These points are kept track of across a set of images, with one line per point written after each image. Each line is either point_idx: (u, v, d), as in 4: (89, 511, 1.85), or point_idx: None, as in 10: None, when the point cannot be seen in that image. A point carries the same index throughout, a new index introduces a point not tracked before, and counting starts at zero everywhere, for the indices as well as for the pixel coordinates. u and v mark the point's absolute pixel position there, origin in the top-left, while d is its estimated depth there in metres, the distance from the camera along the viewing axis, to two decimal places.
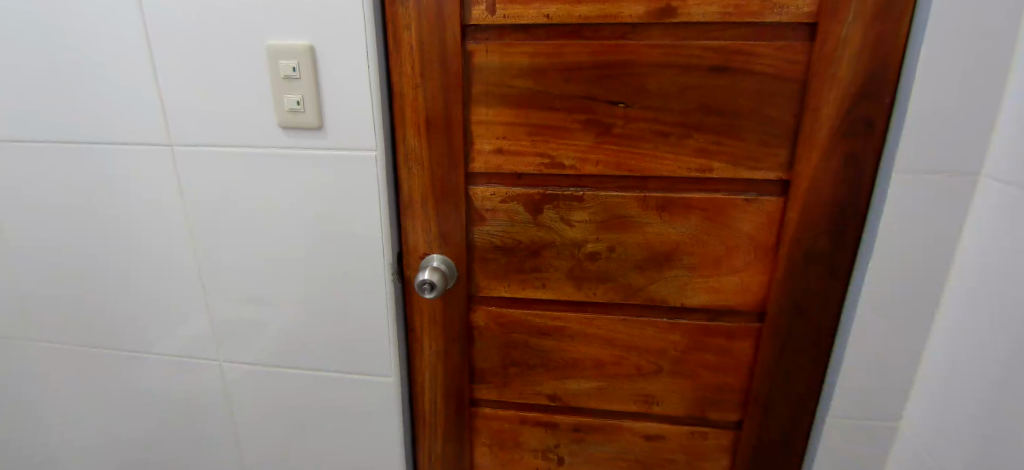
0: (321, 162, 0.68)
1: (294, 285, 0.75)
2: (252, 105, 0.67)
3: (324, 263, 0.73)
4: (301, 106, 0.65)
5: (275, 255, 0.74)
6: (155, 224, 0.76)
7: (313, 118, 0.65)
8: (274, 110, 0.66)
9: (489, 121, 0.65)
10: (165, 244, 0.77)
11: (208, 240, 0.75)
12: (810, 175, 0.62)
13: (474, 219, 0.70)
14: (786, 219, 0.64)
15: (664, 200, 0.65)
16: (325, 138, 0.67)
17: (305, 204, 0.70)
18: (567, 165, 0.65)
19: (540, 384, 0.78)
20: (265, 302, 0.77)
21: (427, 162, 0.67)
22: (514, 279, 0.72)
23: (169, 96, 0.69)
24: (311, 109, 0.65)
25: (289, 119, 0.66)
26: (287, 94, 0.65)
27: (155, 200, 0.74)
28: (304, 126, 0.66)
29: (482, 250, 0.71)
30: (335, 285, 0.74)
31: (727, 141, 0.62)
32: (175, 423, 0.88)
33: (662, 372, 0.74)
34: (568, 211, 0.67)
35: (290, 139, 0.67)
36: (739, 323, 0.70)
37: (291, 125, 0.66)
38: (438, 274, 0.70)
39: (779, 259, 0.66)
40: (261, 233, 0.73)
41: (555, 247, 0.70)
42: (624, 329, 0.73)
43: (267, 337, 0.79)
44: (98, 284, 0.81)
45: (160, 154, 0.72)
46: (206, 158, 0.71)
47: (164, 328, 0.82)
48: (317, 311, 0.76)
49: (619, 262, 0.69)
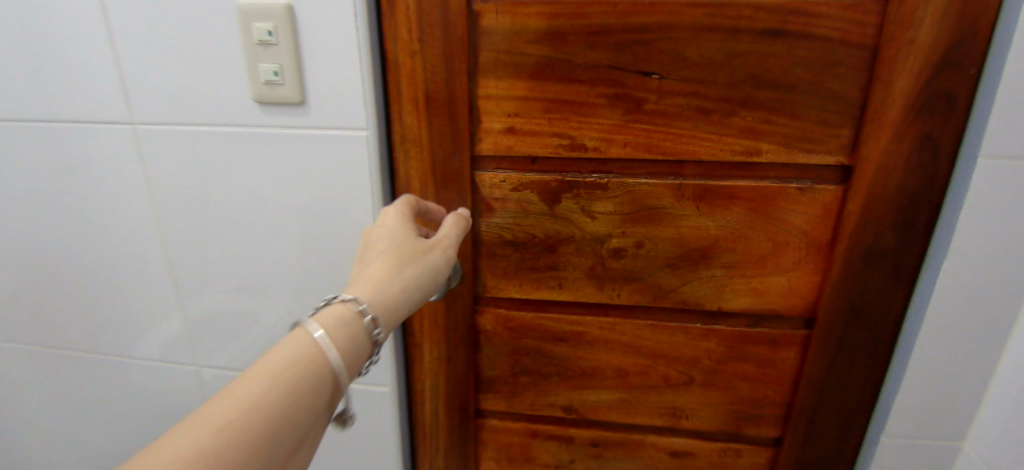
0: (306, 144, 0.59)
1: (277, 286, 0.67)
2: (225, 77, 0.57)
3: (310, 260, 0.64)
4: (279, 78, 0.56)
5: (255, 251, 0.65)
6: (121, 217, 0.67)
7: (294, 92, 0.56)
8: (248, 84, 0.57)
9: (498, 95, 0.55)
10: (133, 240, 0.68)
11: (181, 235, 0.67)
12: (877, 160, 0.52)
13: (481, 210, 0.61)
14: (845, 211, 0.55)
15: (702, 190, 0.56)
16: (308, 116, 0.57)
17: (288, 192, 0.61)
18: (589, 147, 0.56)
19: (554, 394, 0.70)
20: (247, 303, 0.69)
21: (427, 144, 0.58)
22: (527, 278, 0.63)
23: (128, 66, 0.59)
24: (291, 81, 0.55)
25: (266, 93, 0.57)
26: (263, 63, 0.55)
27: (119, 192, 0.66)
28: (283, 101, 0.57)
29: (490, 245, 0.62)
30: (324, 286, 0.65)
31: (779, 120, 0.52)
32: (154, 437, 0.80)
33: (693, 383, 0.66)
34: (589, 201, 0.59)
35: (269, 117, 0.58)
36: (783, 330, 0.61)
37: (268, 100, 0.57)
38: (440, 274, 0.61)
39: (835, 257, 0.57)
40: (239, 226, 0.64)
41: (572, 243, 0.61)
42: (651, 336, 0.64)
43: (250, 343, 0.71)
44: (64, 286, 0.73)
45: (122, 138, 0.63)
46: (173, 142, 0.62)
47: (136, 333, 0.74)
48: (302, 314, 0.67)
49: (647, 260, 0.60)
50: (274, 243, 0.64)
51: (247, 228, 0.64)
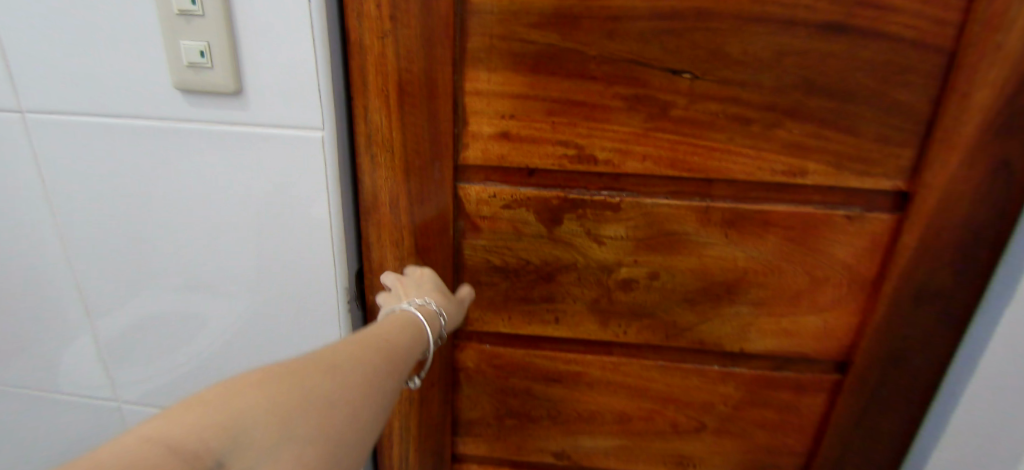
0: (244, 144, 0.46)
1: (218, 312, 0.55)
2: (139, 55, 0.45)
3: (253, 283, 0.53)
4: (207, 60, 0.43)
5: (185, 269, 0.54)
6: (17, 225, 0.54)
7: (228, 78, 0.43)
8: (168, 65, 0.44)
9: (491, 92, 0.44)
10: (33, 253, 0.55)
11: (96, 249, 0.54)
12: (942, 188, 0.44)
13: (464, 230, 0.50)
14: (898, 243, 0.47)
15: (734, 214, 0.47)
16: (247, 111, 0.45)
17: (227, 202, 0.49)
18: (601, 159, 0.46)
19: (545, 440, 0.60)
20: (181, 332, 0.57)
21: (400, 148, 0.46)
22: (517, 310, 0.53)
23: (10, 36, 0.46)
24: (223, 64, 0.43)
25: (191, 79, 0.44)
26: (185, 41, 0.42)
27: (12, 194, 0.52)
28: (213, 89, 0.44)
29: (474, 271, 0.52)
30: (274, 315, 0.54)
31: (831, 134, 0.43)
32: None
33: (705, 430, 0.57)
34: (597, 223, 0.48)
35: (196, 109, 0.46)
36: (811, 373, 0.53)
37: (193, 87, 0.44)
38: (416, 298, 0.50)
39: (879, 296, 0.49)
40: (164, 241, 0.52)
41: (574, 272, 0.51)
42: (660, 378, 0.55)
43: (188, 375, 0.60)
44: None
45: (13, 127, 0.50)
46: (81, 135, 0.49)
47: (46, 361, 0.61)
48: (245, 344, 0.56)
49: (661, 294, 0.51)
50: (213, 262, 0.53)
51: (178, 243, 0.52)
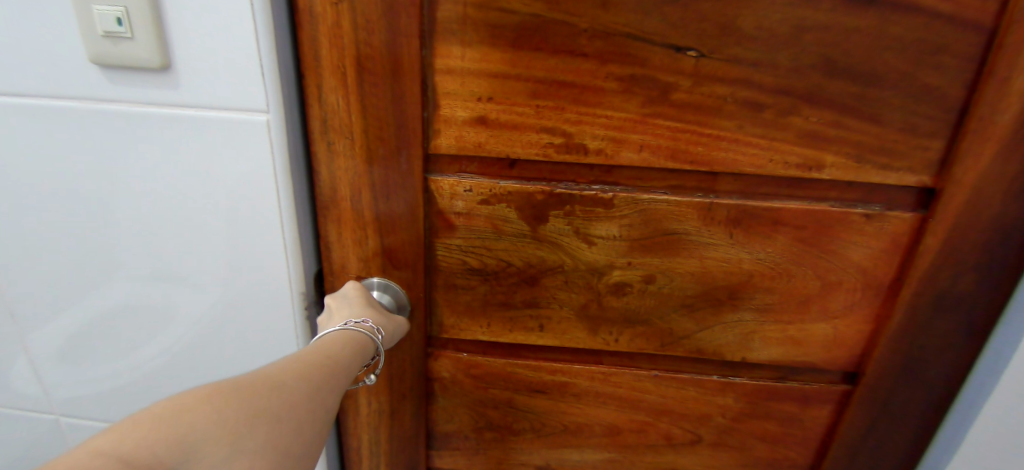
0: (182, 127, 0.39)
1: (162, 321, 0.48)
2: (43, 21, 0.37)
3: (200, 287, 0.46)
4: (125, 28, 0.36)
5: (120, 272, 0.46)
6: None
7: (149, 50, 0.36)
8: (81, 34, 0.37)
9: (465, 70, 0.38)
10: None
11: (16, 250, 0.46)
12: (971, 184, 0.39)
13: (436, 228, 0.44)
14: (921, 245, 0.42)
15: (741, 213, 0.42)
16: (180, 88, 0.38)
17: (170, 193, 0.42)
18: (592, 149, 0.40)
19: (528, 454, 0.55)
20: (122, 346, 0.49)
21: (360, 135, 0.40)
22: (497, 317, 0.48)
23: None
24: (142, 33, 0.36)
25: (107, 51, 0.37)
26: (99, 5, 0.35)
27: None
28: (132, 64, 0.37)
29: (448, 274, 0.46)
30: (226, 324, 0.47)
31: (853, 123, 0.38)
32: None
33: (701, 443, 0.53)
34: (587, 221, 0.43)
35: (120, 87, 0.38)
36: (816, 384, 0.49)
37: (111, 61, 0.37)
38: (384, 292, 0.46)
39: (896, 302, 0.44)
40: (93, 240, 0.45)
41: (559, 275, 0.45)
42: (654, 389, 0.50)
43: (131, 392, 0.52)
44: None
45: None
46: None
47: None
48: (193, 357, 0.49)
49: (657, 299, 0.46)
50: (154, 264, 0.45)
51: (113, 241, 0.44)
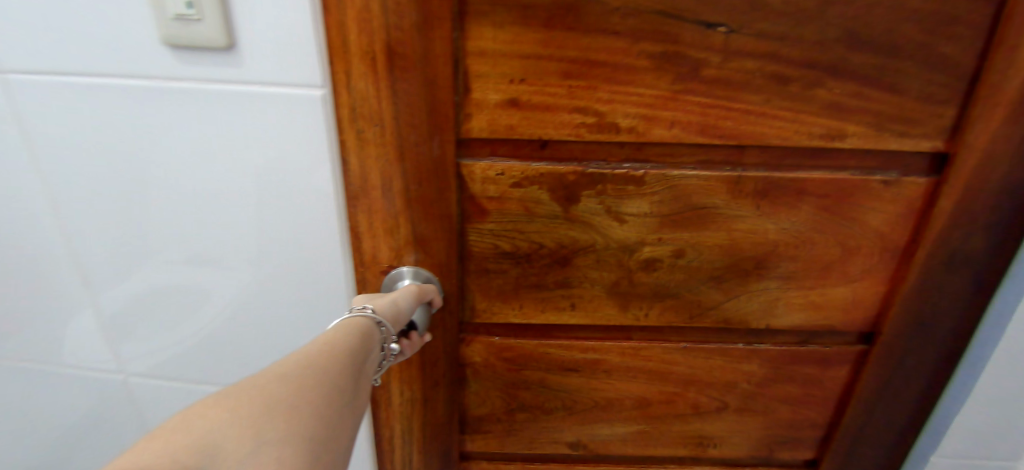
0: (238, 100, 0.38)
1: (213, 297, 0.48)
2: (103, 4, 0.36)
3: (249, 265, 0.45)
4: (193, 11, 0.35)
5: (173, 248, 0.45)
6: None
7: (216, 30, 0.35)
8: (149, 15, 0.36)
9: (497, 53, 0.38)
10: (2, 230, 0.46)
11: (72, 226, 0.45)
12: (986, 148, 0.41)
13: (469, 214, 0.44)
14: (936, 209, 0.44)
15: (768, 183, 0.43)
16: (237, 66, 0.37)
17: (224, 168, 0.41)
18: (624, 127, 0.41)
19: (560, 431, 0.57)
20: (173, 321, 0.50)
21: (392, 122, 0.39)
22: (530, 299, 0.48)
23: None
24: (211, 13, 0.35)
25: (174, 32, 0.36)
26: None
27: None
28: (202, 44, 0.36)
29: (480, 259, 0.46)
30: (275, 300, 0.47)
31: (874, 93, 0.40)
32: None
33: (726, 409, 0.56)
34: (619, 199, 0.44)
35: (177, 64, 0.37)
36: (834, 346, 0.52)
37: (176, 40, 0.36)
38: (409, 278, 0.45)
39: (912, 264, 0.46)
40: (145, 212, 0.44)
41: (591, 254, 0.46)
42: (683, 360, 0.52)
43: (185, 363, 0.52)
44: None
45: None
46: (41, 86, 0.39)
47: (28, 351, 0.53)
48: (241, 332, 0.49)
49: (687, 273, 0.47)
50: (204, 240, 0.45)
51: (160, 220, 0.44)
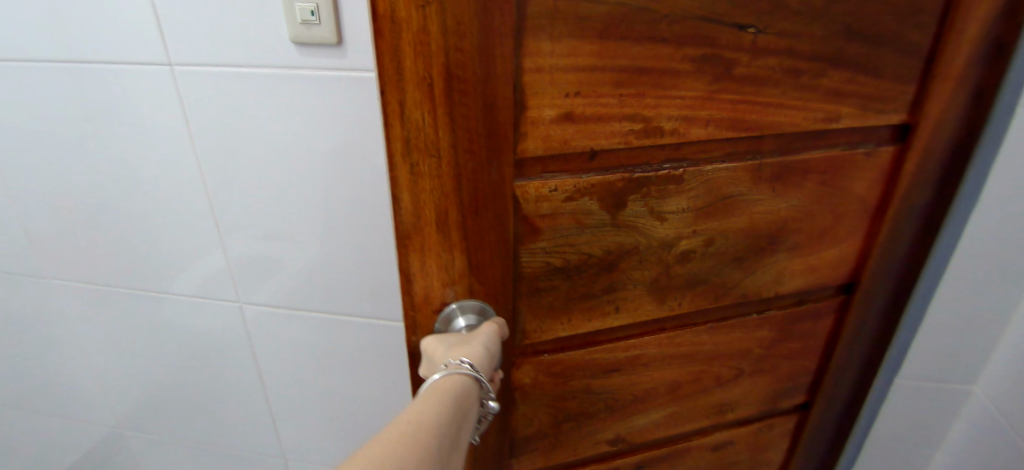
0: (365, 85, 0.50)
1: (333, 231, 0.59)
2: (253, 21, 0.48)
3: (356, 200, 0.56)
4: (315, 18, 0.47)
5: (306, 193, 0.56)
6: (140, 153, 0.57)
7: (328, 29, 0.47)
8: (280, 21, 0.48)
9: (554, 67, 0.36)
10: (168, 182, 0.59)
11: (220, 178, 0.57)
12: (936, 117, 0.49)
13: (521, 235, 0.42)
14: (900, 172, 0.52)
15: (780, 168, 0.47)
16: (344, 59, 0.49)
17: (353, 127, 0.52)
18: (668, 130, 0.42)
19: (602, 432, 0.58)
20: (280, 253, 0.61)
21: (448, 150, 0.36)
22: (579, 310, 0.48)
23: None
24: (328, 19, 0.47)
25: (300, 34, 0.48)
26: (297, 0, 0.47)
27: (151, 143, 0.57)
28: (318, 43, 0.48)
29: (531, 279, 0.44)
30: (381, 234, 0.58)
31: (861, 79, 0.45)
32: (177, 388, 0.76)
33: (742, 375, 0.61)
34: (661, 199, 0.45)
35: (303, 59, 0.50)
36: (823, 301, 0.59)
37: (303, 41, 0.48)
38: (464, 317, 0.42)
39: (883, 221, 0.54)
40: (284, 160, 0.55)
41: (634, 258, 0.47)
42: (709, 339, 0.56)
43: (313, 295, 0.64)
44: (63, 234, 0.65)
45: (161, 78, 0.53)
46: (202, 82, 0.52)
47: (155, 278, 0.66)
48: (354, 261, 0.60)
49: (715, 258, 0.50)
50: (330, 190, 0.56)
51: (290, 163, 0.55)
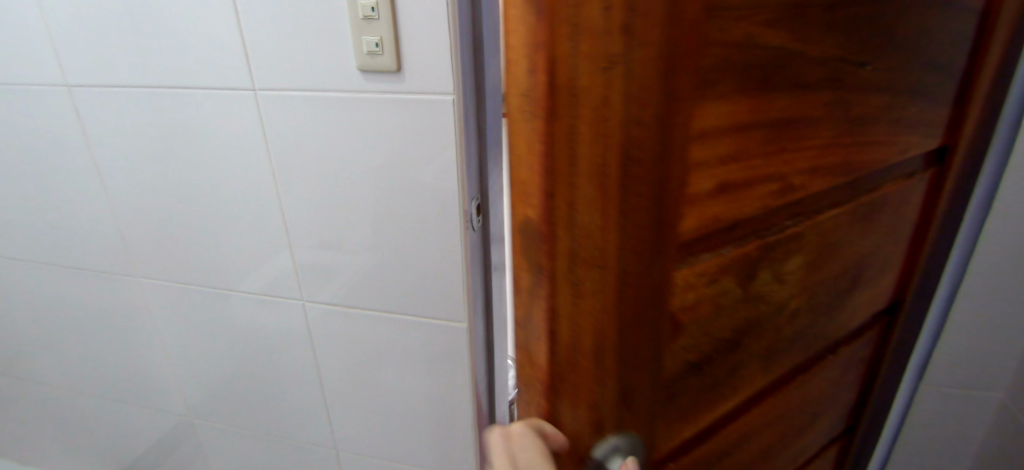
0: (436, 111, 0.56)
1: (428, 232, 0.63)
2: (329, 39, 0.56)
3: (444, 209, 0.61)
4: (379, 48, 0.54)
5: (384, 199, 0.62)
6: (216, 163, 0.68)
7: (389, 57, 0.54)
8: (350, 53, 0.55)
9: (712, 132, 0.28)
10: (241, 201, 0.69)
11: (293, 195, 0.66)
12: (967, 134, 0.51)
13: (666, 339, 0.32)
14: (938, 190, 0.53)
15: (869, 205, 0.45)
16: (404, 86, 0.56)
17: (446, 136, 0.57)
18: (797, 184, 0.36)
19: None
20: (334, 262, 0.68)
21: (615, 259, 0.27)
22: (702, 405, 0.39)
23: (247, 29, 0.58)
24: (391, 49, 0.53)
25: (366, 62, 0.55)
26: (365, 36, 0.54)
27: (219, 169, 0.68)
28: (380, 71, 0.55)
29: (667, 387, 0.35)
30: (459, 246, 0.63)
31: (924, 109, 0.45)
32: (245, 377, 0.84)
33: (817, 415, 0.58)
34: (781, 261, 0.39)
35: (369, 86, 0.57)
36: (874, 328, 0.58)
37: (371, 71, 0.55)
38: (613, 464, 0.31)
39: (924, 239, 0.55)
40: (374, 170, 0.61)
41: (759, 325, 0.41)
42: (797, 390, 0.52)
43: (383, 295, 0.69)
44: (204, 238, 0.74)
45: (243, 102, 0.63)
46: (290, 106, 0.61)
47: (233, 277, 0.75)
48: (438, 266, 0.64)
49: (813, 310, 0.46)
50: (415, 199, 0.61)
51: (368, 169, 0.61)
